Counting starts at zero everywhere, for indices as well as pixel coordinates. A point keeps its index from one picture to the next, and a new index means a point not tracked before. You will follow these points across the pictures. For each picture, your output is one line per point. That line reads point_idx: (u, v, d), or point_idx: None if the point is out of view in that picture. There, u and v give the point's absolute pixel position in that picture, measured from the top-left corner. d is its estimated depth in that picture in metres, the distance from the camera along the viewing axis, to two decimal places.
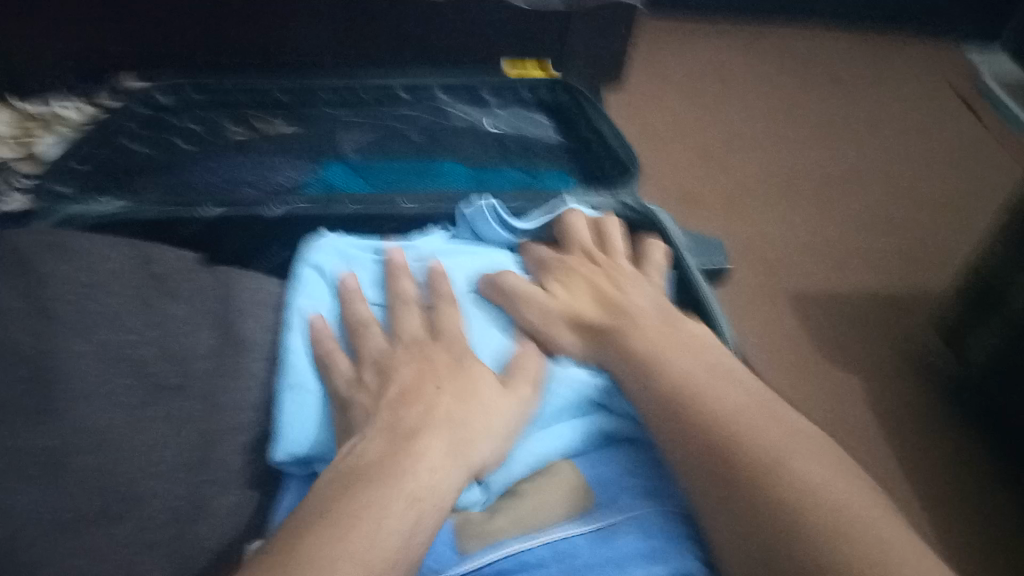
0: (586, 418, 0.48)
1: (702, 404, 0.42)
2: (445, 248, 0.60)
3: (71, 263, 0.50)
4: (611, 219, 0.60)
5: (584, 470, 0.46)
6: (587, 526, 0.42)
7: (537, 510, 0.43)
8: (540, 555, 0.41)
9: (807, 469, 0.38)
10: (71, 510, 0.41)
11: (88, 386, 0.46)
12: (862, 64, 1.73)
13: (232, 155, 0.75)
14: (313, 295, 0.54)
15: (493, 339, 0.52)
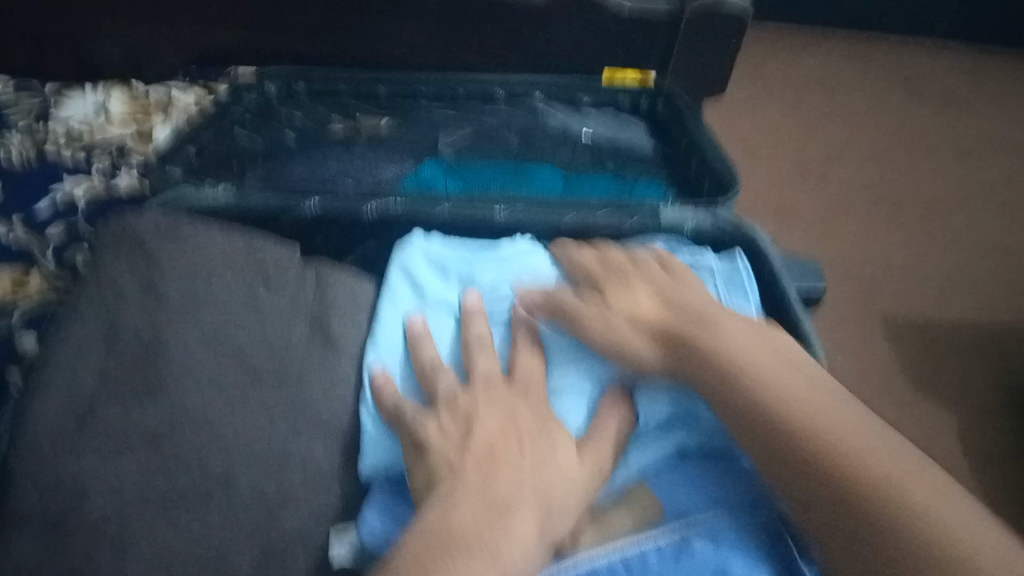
0: (666, 437, 0.48)
1: (795, 418, 0.40)
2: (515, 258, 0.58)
3: (181, 244, 0.53)
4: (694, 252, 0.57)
5: (657, 490, 0.46)
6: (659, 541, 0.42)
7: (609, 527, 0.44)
8: (613, 565, 0.42)
9: (870, 455, 0.37)
10: (167, 487, 0.44)
11: (189, 366, 0.48)
12: (975, 78, 1.65)
13: (338, 149, 0.76)
14: (395, 307, 0.55)
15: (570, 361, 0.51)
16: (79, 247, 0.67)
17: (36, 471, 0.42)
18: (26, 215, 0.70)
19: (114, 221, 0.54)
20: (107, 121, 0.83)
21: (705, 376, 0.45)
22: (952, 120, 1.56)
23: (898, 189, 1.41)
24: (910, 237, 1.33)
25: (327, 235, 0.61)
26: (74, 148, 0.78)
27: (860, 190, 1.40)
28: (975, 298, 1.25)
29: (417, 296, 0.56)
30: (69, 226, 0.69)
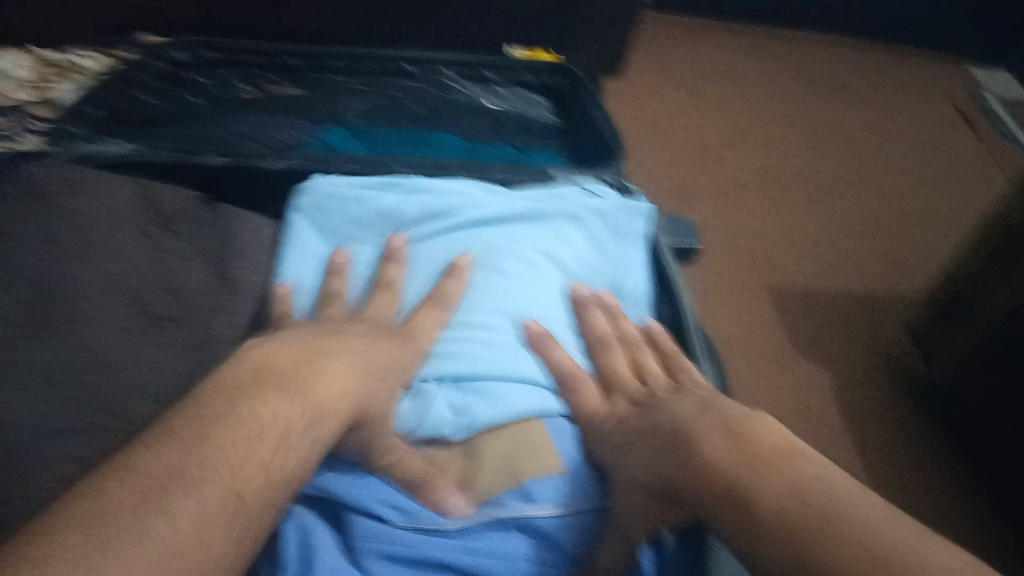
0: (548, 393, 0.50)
1: (686, 426, 0.42)
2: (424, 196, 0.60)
3: (82, 193, 0.54)
4: (589, 207, 0.62)
5: (552, 434, 0.48)
6: (541, 510, 0.44)
7: (517, 463, 0.46)
8: (488, 544, 0.44)
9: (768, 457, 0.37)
10: (64, 419, 0.45)
11: (91, 310, 0.50)
12: (859, 76, 1.81)
13: (247, 115, 0.78)
14: (305, 244, 0.56)
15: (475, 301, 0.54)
16: None
17: None
18: None
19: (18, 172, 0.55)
20: (11, 85, 0.82)
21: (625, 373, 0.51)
22: (835, 113, 1.69)
23: (791, 173, 1.53)
24: (800, 218, 1.44)
25: (232, 188, 0.62)
26: None
27: (757, 177, 1.50)
28: (858, 272, 1.36)
29: (327, 235, 0.58)
30: None
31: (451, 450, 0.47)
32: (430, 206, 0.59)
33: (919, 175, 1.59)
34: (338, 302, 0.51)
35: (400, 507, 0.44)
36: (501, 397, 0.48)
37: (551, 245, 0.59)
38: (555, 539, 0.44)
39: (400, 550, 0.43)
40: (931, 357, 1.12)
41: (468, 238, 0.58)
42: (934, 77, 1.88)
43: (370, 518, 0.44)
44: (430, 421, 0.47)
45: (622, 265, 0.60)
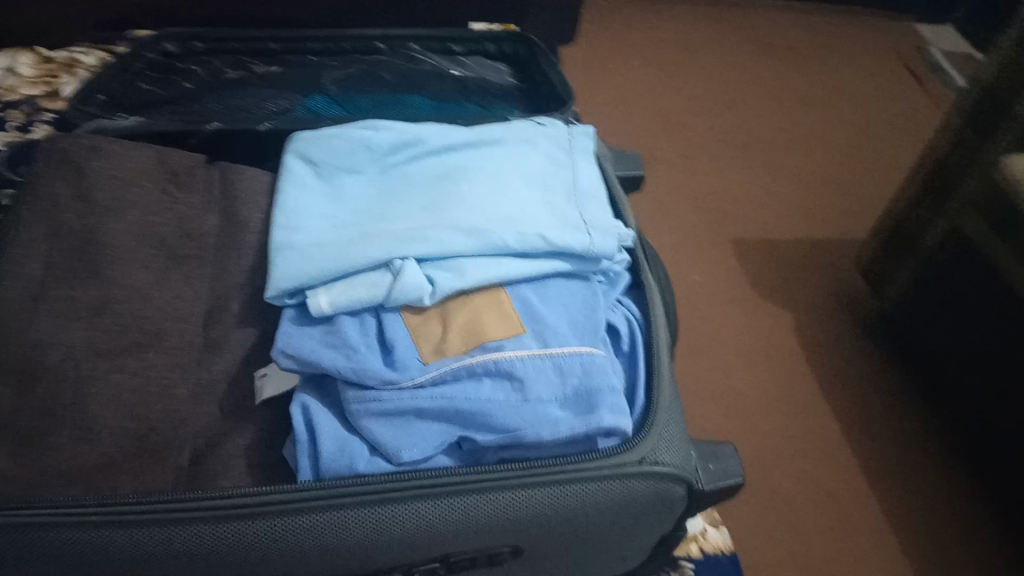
0: (513, 258, 0.56)
1: (583, 371, 0.52)
2: (402, 134, 0.66)
3: (102, 158, 0.63)
4: (552, 136, 0.68)
5: (517, 307, 0.55)
6: (502, 356, 0.51)
7: (482, 328, 0.53)
8: (458, 391, 0.50)
9: (604, 473, 0.50)
10: (111, 340, 0.55)
11: (118, 253, 0.58)
12: (808, 41, 1.93)
13: (237, 91, 0.86)
14: (296, 182, 0.63)
15: (443, 207, 0.59)
16: (6, 191, 0.76)
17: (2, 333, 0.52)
18: None
19: (49, 141, 0.64)
20: (18, 83, 0.90)
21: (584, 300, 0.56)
22: (785, 76, 1.80)
23: (746, 133, 1.63)
24: (754, 173, 1.54)
25: (231, 150, 0.71)
26: None
27: (714, 137, 1.60)
28: (810, 219, 1.47)
29: (316, 173, 0.64)
30: None
31: (425, 314, 0.54)
32: (405, 135, 0.66)
33: (866, 128, 1.69)
34: (322, 239, 0.59)
35: (389, 362, 0.52)
36: (467, 270, 0.54)
37: (516, 161, 0.64)
38: (522, 382, 0.51)
39: (386, 407, 0.49)
40: (881, 289, 1.23)
41: (439, 159, 0.64)
42: (879, 37, 1.99)
43: (358, 387, 0.51)
44: (405, 287, 0.53)
45: (578, 177, 0.64)
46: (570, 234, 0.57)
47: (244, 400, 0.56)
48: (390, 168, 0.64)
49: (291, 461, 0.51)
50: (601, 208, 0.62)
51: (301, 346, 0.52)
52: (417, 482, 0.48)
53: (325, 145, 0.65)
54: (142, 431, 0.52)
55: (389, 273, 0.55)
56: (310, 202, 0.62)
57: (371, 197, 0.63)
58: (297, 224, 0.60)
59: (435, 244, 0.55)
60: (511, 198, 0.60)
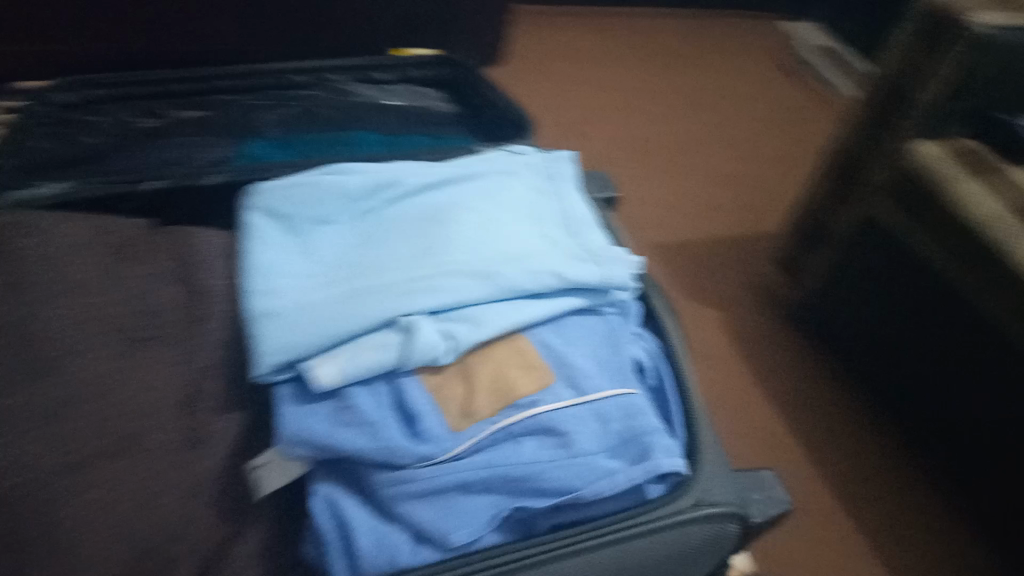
0: (525, 302, 0.52)
1: (627, 418, 0.48)
2: (371, 175, 0.61)
3: (27, 232, 0.53)
4: (530, 162, 0.64)
5: (541, 354, 0.50)
6: (539, 410, 0.47)
7: (509, 382, 0.48)
8: (499, 458, 0.46)
9: (665, 530, 0.47)
10: (81, 448, 0.46)
11: (70, 342, 0.50)
12: (686, 46, 1.99)
13: (156, 144, 0.79)
14: (261, 239, 0.57)
15: (438, 249, 0.54)
16: None
17: None
18: None
19: None
20: None
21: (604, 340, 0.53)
22: (675, 80, 1.85)
23: (647, 139, 1.65)
24: (663, 177, 1.57)
25: (171, 210, 0.64)
26: None
27: (620, 145, 1.62)
28: (722, 218, 1.50)
29: (282, 226, 0.58)
30: None
31: (442, 373, 0.49)
32: (376, 178, 0.60)
33: (756, 126, 1.75)
34: (308, 299, 0.52)
35: (416, 432, 0.46)
36: (483, 320, 0.50)
37: (501, 193, 0.60)
38: (565, 438, 0.47)
39: (424, 486, 0.44)
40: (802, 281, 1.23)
41: (417, 199, 0.59)
42: (750, 38, 2.07)
43: (388, 467, 0.45)
44: (422, 347, 0.48)
45: (566, 204, 0.61)
46: (580, 267, 0.54)
47: (243, 497, 0.50)
48: (365, 213, 0.59)
49: (317, 561, 0.45)
50: (598, 234, 0.59)
51: (312, 429, 0.46)
52: (471, 567, 0.43)
53: (288, 195, 0.59)
54: (137, 552, 0.44)
55: (398, 333, 0.49)
56: (283, 259, 0.56)
57: (350, 246, 0.57)
58: (273, 286, 0.54)
59: (442, 294, 0.51)
60: (508, 235, 0.56)
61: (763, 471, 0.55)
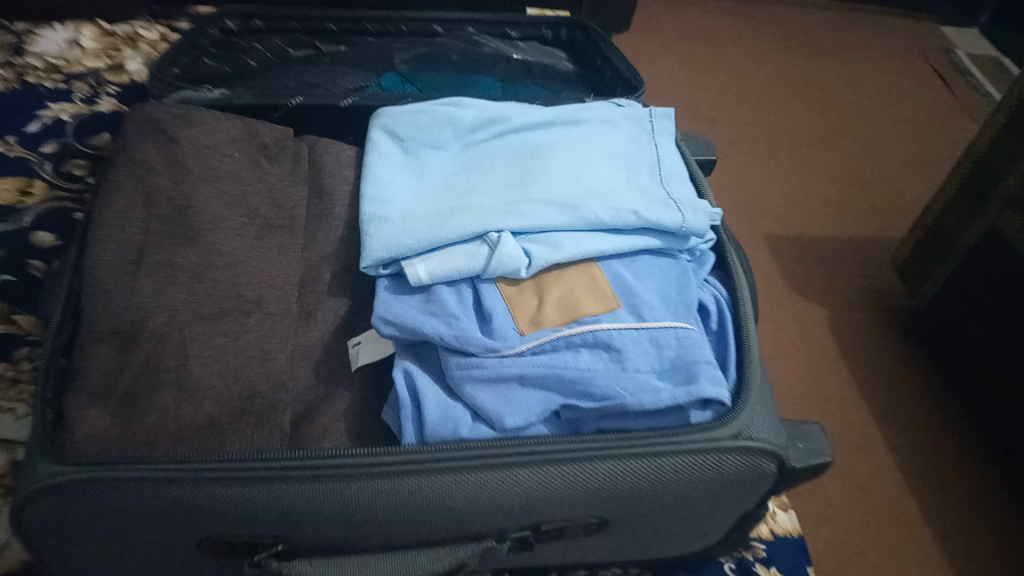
0: (604, 234, 0.57)
1: (681, 346, 0.52)
2: (484, 110, 0.67)
3: (193, 127, 0.63)
4: (632, 114, 0.68)
5: (611, 282, 0.55)
6: (599, 327, 0.52)
7: (578, 302, 0.54)
8: (557, 361, 0.51)
9: (702, 454, 0.51)
10: (213, 305, 0.55)
11: (213, 218, 0.59)
12: (831, 44, 1.93)
13: (304, 67, 0.87)
14: (381, 155, 0.64)
15: (533, 181, 0.60)
16: (74, 163, 0.81)
17: (108, 304, 0.53)
18: (19, 136, 0.82)
19: (135, 109, 0.65)
20: (81, 55, 0.91)
21: (674, 278, 0.57)
22: (817, 74, 1.82)
23: (773, 133, 1.64)
24: (788, 169, 1.56)
25: (312, 125, 0.72)
26: (55, 79, 0.88)
27: (748, 134, 1.62)
28: (841, 219, 1.48)
29: (400, 147, 0.65)
30: (62, 144, 0.82)
31: (520, 286, 0.55)
32: (488, 113, 0.66)
33: (893, 132, 1.69)
34: (413, 211, 0.59)
35: (488, 330, 0.52)
36: (563, 244, 0.55)
37: (599, 140, 0.65)
38: (620, 354, 0.52)
39: (487, 374, 0.51)
40: (917, 289, 1.24)
41: (522, 135, 0.65)
42: (905, 43, 1.99)
43: (460, 353, 0.52)
44: (505, 260, 0.54)
45: (660, 156, 0.65)
46: (661, 210, 0.58)
47: (339, 367, 0.56)
48: (474, 143, 0.65)
49: (392, 425, 0.52)
50: (687, 185, 0.63)
51: (400, 312, 0.53)
52: (520, 449, 0.49)
53: (409, 120, 0.66)
54: (246, 393, 0.53)
55: (486, 246, 0.55)
56: (398, 175, 0.63)
57: (456, 171, 0.63)
58: (386, 196, 0.61)
59: (530, 218, 0.56)
60: (599, 175, 0.61)
61: (810, 424, 0.57)
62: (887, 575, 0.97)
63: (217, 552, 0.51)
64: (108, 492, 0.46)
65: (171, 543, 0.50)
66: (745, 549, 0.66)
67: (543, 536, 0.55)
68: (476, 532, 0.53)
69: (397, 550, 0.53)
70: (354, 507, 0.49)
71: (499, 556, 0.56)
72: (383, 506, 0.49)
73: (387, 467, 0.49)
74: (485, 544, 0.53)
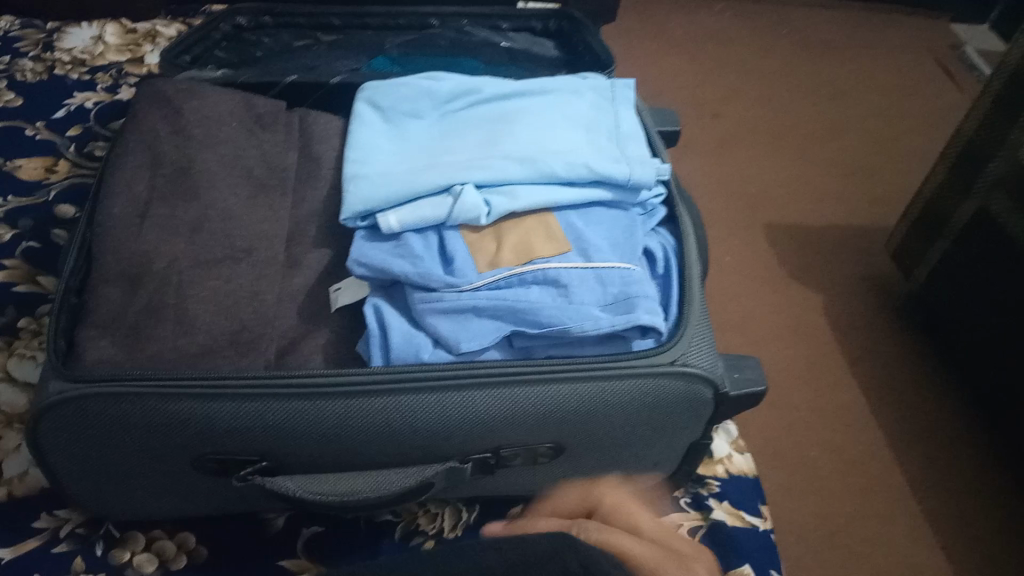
0: (560, 186, 0.62)
1: (623, 283, 0.58)
2: (457, 83, 0.73)
3: (196, 99, 0.71)
4: (595, 84, 0.74)
5: (563, 229, 0.61)
6: (548, 265, 0.58)
7: (532, 246, 0.60)
8: (510, 295, 0.57)
9: (642, 378, 0.56)
10: (209, 253, 0.62)
11: (211, 178, 0.66)
12: (841, 36, 1.94)
13: (305, 52, 0.94)
14: (363, 123, 0.71)
15: (496, 142, 0.66)
16: (96, 144, 0.89)
17: (115, 252, 0.60)
18: (48, 121, 0.90)
19: (146, 86, 0.72)
20: (105, 50, 1.00)
21: (622, 227, 0.63)
22: (824, 66, 1.83)
23: (777, 122, 1.65)
24: (790, 156, 1.58)
25: (306, 102, 0.80)
26: (81, 71, 0.97)
27: (752, 124, 1.64)
28: (844, 207, 1.48)
29: (380, 115, 0.72)
30: (85, 128, 0.90)
31: (481, 232, 0.61)
32: (461, 86, 0.73)
33: (899, 121, 1.70)
34: (389, 169, 0.65)
35: (449, 269, 0.59)
36: (519, 195, 0.61)
37: (561, 105, 0.71)
38: (567, 288, 0.57)
39: (447, 306, 0.56)
40: (911, 271, 1.22)
41: (491, 104, 0.71)
42: (916, 36, 1.98)
43: (423, 289, 0.58)
44: (468, 209, 0.60)
45: (618, 120, 0.71)
46: (612, 165, 0.64)
47: (321, 307, 0.63)
48: (448, 112, 0.72)
49: (364, 354, 0.58)
50: (641, 146, 0.68)
51: (372, 255, 0.60)
52: (475, 371, 0.55)
53: (389, 92, 0.73)
54: (236, 328, 0.59)
55: (451, 197, 0.61)
56: (376, 140, 0.69)
57: (429, 135, 0.70)
58: (364, 156, 0.67)
59: (490, 171, 0.62)
60: (558, 135, 0.66)
61: (749, 357, 0.63)
62: (874, 543, 0.98)
63: (208, 469, 0.57)
64: (113, 405, 0.53)
65: (167, 458, 0.56)
66: (700, 485, 0.72)
67: (503, 459, 0.60)
68: (438, 454, 0.59)
69: (369, 469, 0.59)
70: (326, 423, 0.55)
71: (464, 478, 0.61)
72: (350, 422, 0.55)
73: (357, 386, 0.54)
74: (449, 464, 0.59)
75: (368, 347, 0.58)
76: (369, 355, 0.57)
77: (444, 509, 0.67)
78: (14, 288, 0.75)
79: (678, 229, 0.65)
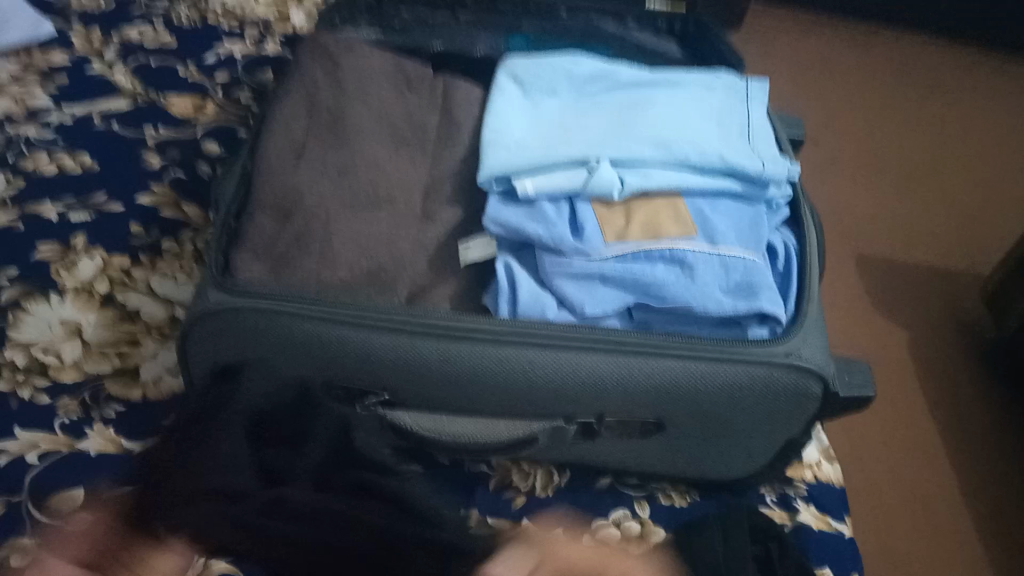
0: (691, 172, 0.65)
1: (747, 271, 0.60)
2: (597, 67, 0.76)
3: (352, 57, 0.75)
4: (731, 81, 0.76)
5: (692, 213, 0.63)
6: (676, 244, 0.61)
7: (661, 225, 0.62)
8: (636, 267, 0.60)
9: (752, 367, 0.58)
10: (353, 196, 0.66)
11: (360, 130, 0.70)
12: (960, 72, 1.88)
13: (441, 25, 0.98)
14: (502, 94, 0.74)
15: (632, 124, 0.68)
16: (241, 91, 0.94)
17: (271, 186, 0.65)
18: (198, 64, 0.96)
19: (305, 40, 0.77)
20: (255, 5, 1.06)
21: (748, 219, 0.64)
22: (935, 102, 1.79)
23: (879, 153, 1.63)
24: (890, 189, 1.56)
25: None
26: (231, 22, 1.03)
27: (854, 151, 1.62)
28: (939, 246, 1.46)
29: (520, 89, 0.75)
30: (232, 75, 0.96)
31: (612, 208, 0.63)
32: (600, 70, 0.76)
33: (1005, 169, 1.66)
34: (526, 138, 0.68)
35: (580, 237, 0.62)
36: (653, 176, 0.64)
37: (696, 98, 0.73)
38: (692, 269, 0.60)
39: (575, 270, 0.60)
40: (1005, 317, 1.19)
41: (626, 90, 0.74)
42: None
43: (553, 252, 0.61)
44: (604, 183, 0.62)
45: (751, 118, 0.72)
46: (745, 159, 0.66)
47: (449, 260, 0.66)
48: (584, 93, 0.74)
49: (490, 307, 0.62)
50: (771, 144, 0.70)
51: (507, 217, 0.63)
52: (593, 335, 0.58)
53: (530, 69, 0.76)
54: (372, 267, 0.63)
55: (586, 171, 0.64)
56: (515, 111, 0.72)
57: (564, 112, 0.72)
58: (502, 123, 0.70)
59: (626, 150, 0.64)
60: (693, 124, 0.69)
61: (858, 362, 0.64)
62: None
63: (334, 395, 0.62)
64: (264, 319, 0.58)
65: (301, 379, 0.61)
66: (787, 485, 0.73)
67: (606, 428, 0.63)
68: (546, 412, 0.62)
69: (478, 417, 0.62)
70: (446, 367, 0.58)
71: (565, 440, 0.64)
72: (466, 369, 0.58)
73: (477, 332, 0.57)
74: (555, 424, 0.62)
75: (496, 301, 0.62)
76: (496, 308, 0.62)
77: (537, 470, 0.70)
78: (160, 212, 0.81)
79: (798, 230, 0.67)
